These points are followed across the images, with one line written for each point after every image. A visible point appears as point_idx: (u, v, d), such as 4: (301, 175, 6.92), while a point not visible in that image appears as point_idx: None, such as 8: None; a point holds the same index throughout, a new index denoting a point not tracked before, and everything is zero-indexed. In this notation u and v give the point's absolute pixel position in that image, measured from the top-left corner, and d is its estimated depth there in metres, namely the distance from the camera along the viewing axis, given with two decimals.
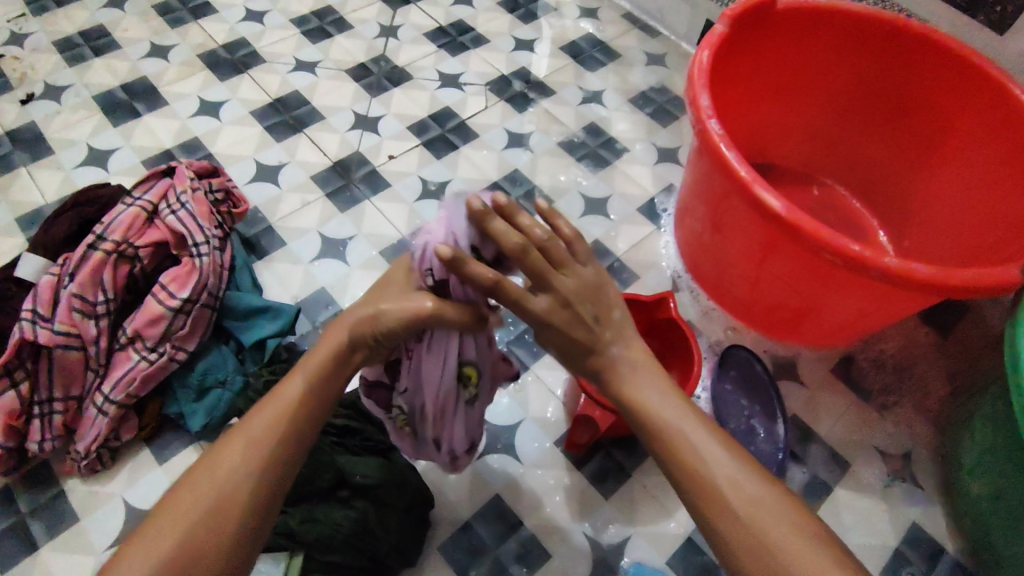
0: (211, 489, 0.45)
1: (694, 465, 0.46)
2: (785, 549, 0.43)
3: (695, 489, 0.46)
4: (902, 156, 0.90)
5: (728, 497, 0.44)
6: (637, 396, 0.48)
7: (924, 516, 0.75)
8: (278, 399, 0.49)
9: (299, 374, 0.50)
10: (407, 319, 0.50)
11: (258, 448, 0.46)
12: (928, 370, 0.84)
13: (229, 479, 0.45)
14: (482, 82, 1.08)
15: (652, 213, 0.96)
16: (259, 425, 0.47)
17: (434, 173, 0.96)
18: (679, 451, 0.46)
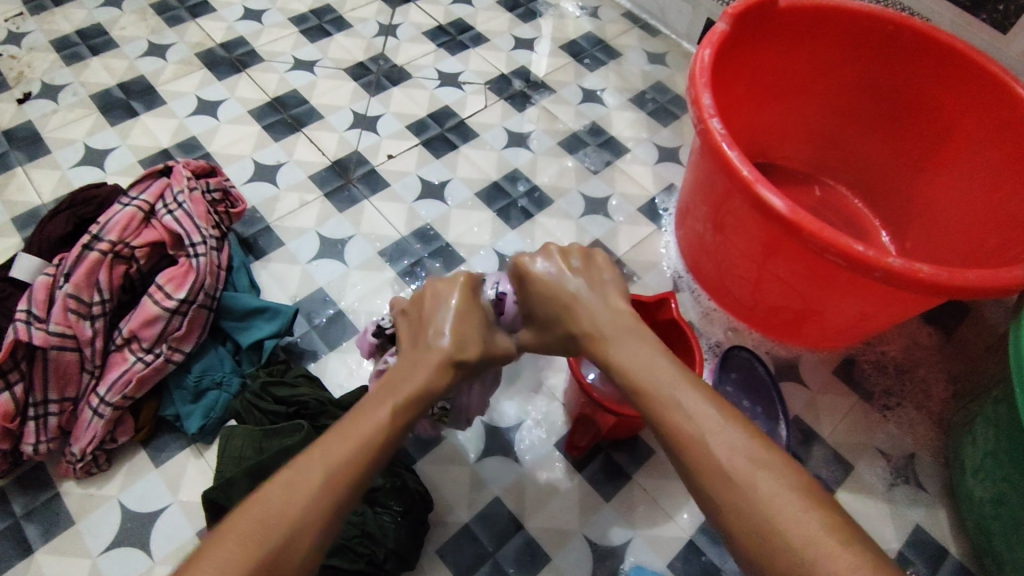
0: (290, 511, 0.40)
1: (683, 423, 0.45)
2: (756, 495, 0.41)
3: (682, 449, 0.45)
4: (905, 155, 0.89)
5: (713, 452, 0.43)
6: (619, 351, 0.51)
7: (926, 519, 0.75)
8: (361, 427, 0.45)
9: (384, 406, 0.47)
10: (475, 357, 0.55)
11: (345, 472, 0.42)
12: (931, 372, 0.84)
13: (313, 503, 0.40)
14: (482, 81, 1.08)
15: (653, 213, 0.95)
16: (347, 446, 0.43)
17: (433, 172, 0.96)
18: (664, 409, 0.46)
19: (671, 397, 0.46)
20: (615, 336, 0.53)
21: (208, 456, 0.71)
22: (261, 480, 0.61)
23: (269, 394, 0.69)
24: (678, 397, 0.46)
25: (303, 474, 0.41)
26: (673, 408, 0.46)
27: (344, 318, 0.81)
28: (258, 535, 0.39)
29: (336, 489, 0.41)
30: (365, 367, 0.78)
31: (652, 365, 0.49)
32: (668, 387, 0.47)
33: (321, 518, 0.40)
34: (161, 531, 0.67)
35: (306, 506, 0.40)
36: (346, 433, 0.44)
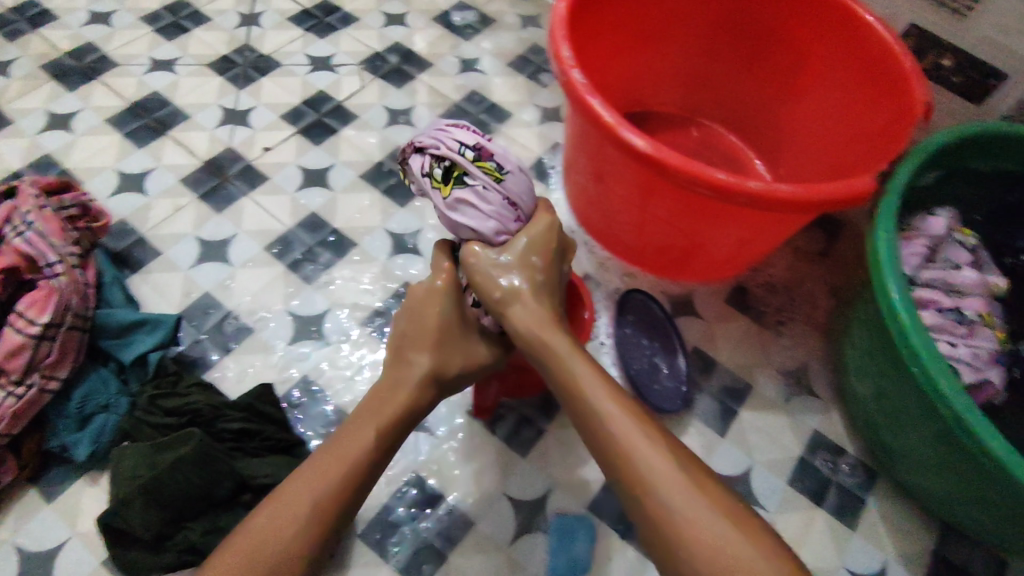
0: (276, 525, 0.51)
1: (624, 457, 0.51)
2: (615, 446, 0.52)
3: (628, 484, 0.51)
4: (769, 88, 0.93)
5: (658, 494, 0.49)
6: (523, 327, 0.60)
7: (823, 424, 0.80)
8: (345, 444, 0.56)
9: (370, 425, 0.57)
10: (439, 372, 0.61)
11: (324, 495, 0.53)
12: (814, 287, 0.88)
13: (288, 530, 0.51)
14: (355, 61, 1.05)
15: (541, 173, 0.96)
16: (320, 474, 0.54)
17: (314, 159, 0.93)
18: (586, 405, 0.55)
19: (615, 433, 0.53)
20: (550, 340, 0.58)
21: (103, 481, 0.68)
22: (155, 493, 0.58)
23: (157, 407, 0.66)
24: (620, 435, 0.52)
25: (286, 495, 0.53)
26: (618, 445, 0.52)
27: (234, 320, 0.79)
28: (265, 544, 0.50)
29: (308, 512, 0.52)
30: (265, 367, 0.76)
31: (595, 391, 0.55)
32: (593, 393, 0.55)
33: (296, 527, 0.51)
34: (62, 566, 0.63)
35: (287, 530, 0.51)
36: (312, 466, 0.55)
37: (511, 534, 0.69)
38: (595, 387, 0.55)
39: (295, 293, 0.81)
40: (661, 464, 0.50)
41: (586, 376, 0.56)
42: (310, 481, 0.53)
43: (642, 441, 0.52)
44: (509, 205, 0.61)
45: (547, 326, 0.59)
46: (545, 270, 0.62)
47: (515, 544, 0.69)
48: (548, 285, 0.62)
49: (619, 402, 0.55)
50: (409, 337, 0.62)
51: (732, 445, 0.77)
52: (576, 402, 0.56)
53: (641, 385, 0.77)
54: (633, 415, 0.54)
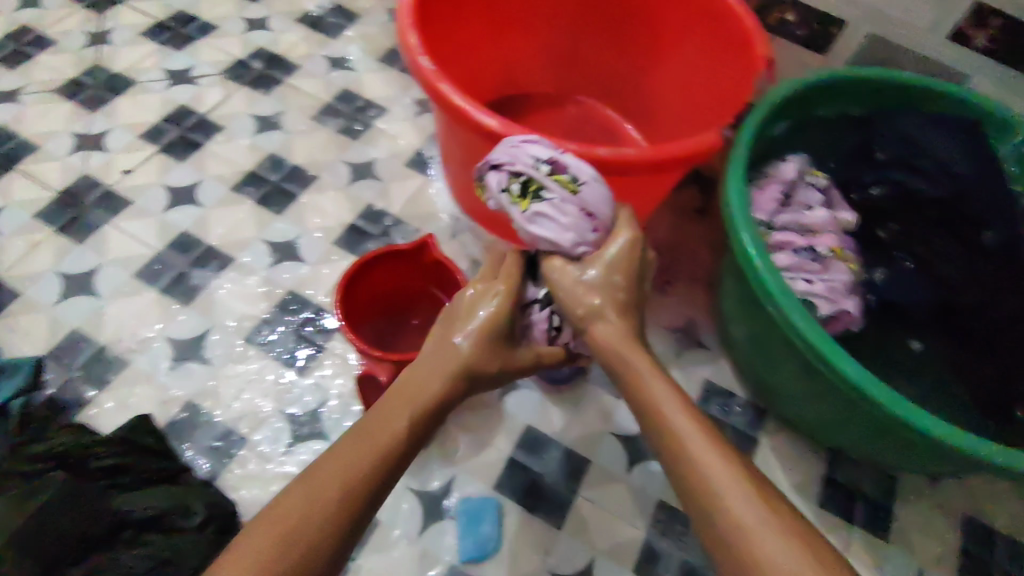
0: (306, 509, 0.46)
1: (693, 476, 0.48)
2: (687, 467, 0.49)
3: (698, 502, 0.48)
4: (632, 59, 0.95)
5: (729, 522, 0.46)
6: (603, 341, 0.56)
7: (713, 373, 0.83)
8: (380, 429, 0.51)
9: (408, 409, 0.53)
10: (471, 367, 0.56)
11: (353, 483, 0.48)
12: (694, 244, 0.92)
13: (315, 518, 0.45)
14: (217, 70, 1.01)
15: (421, 164, 0.95)
16: (356, 460, 0.49)
17: (180, 177, 0.89)
18: (659, 420, 0.52)
19: (687, 452, 0.49)
20: (624, 351, 0.55)
21: None
22: (25, 543, 0.54)
23: (22, 452, 0.62)
24: (694, 452, 0.49)
25: (314, 479, 0.47)
26: (688, 463, 0.49)
27: (107, 354, 0.75)
28: (283, 535, 0.45)
29: (339, 498, 0.47)
30: (147, 397, 0.74)
31: (669, 407, 0.52)
32: (668, 409, 0.51)
33: (327, 516, 0.46)
34: None
35: (308, 521, 0.45)
36: (340, 448, 0.49)
37: (419, 526, 0.70)
38: (667, 401, 0.52)
39: (172, 317, 0.78)
40: (734, 486, 0.47)
41: (660, 387, 0.53)
42: (345, 465, 0.48)
43: (721, 465, 0.48)
44: (586, 216, 0.56)
45: (627, 339, 0.56)
46: (627, 281, 0.57)
47: (423, 535, 0.70)
48: (631, 295, 0.57)
49: (691, 415, 0.51)
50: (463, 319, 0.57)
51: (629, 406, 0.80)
52: (647, 413, 0.53)
53: None
54: (713, 434, 0.50)
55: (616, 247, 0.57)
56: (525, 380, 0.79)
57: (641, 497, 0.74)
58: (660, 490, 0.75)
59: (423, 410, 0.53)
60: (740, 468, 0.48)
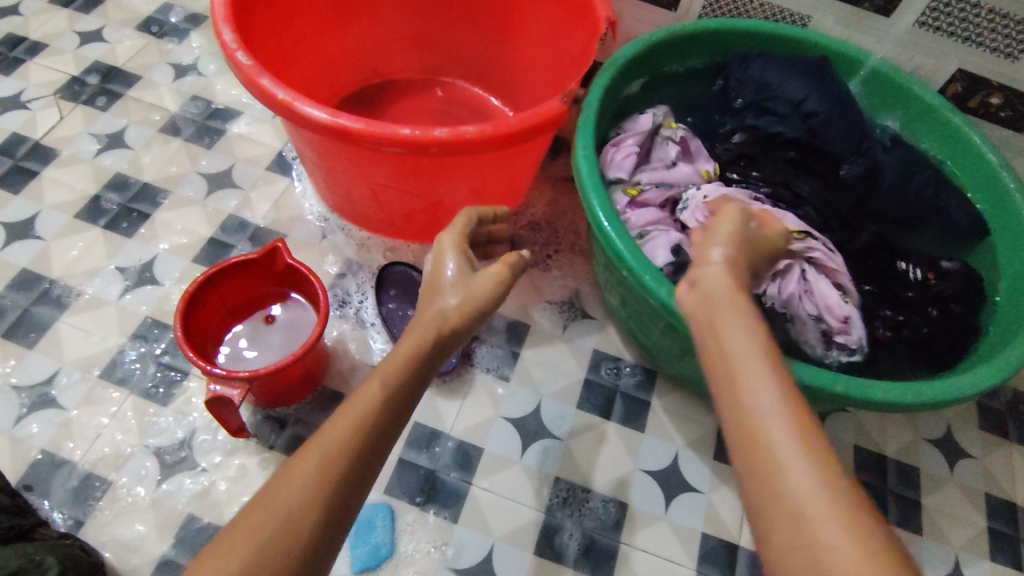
0: (283, 503, 0.39)
1: (745, 421, 0.39)
2: (747, 432, 0.39)
3: (744, 452, 0.39)
4: (487, 33, 0.92)
5: (781, 502, 0.36)
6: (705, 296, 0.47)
7: (601, 342, 0.82)
8: (359, 398, 0.44)
9: (377, 377, 0.46)
10: (467, 306, 0.52)
11: (341, 461, 0.41)
12: (572, 215, 0.91)
13: (296, 505, 0.39)
14: (50, 92, 0.94)
15: (283, 167, 0.91)
16: (324, 446, 0.42)
17: (16, 211, 0.83)
18: (732, 373, 0.41)
19: (750, 401, 0.39)
20: (718, 307, 0.45)
21: None
22: None
23: None
24: (766, 403, 0.39)
25: (299, 462, 0.41)
26: (749, 412, 0.39)
27: None
28: (266, 530, 0.38)
29: (317, 483, 0.40)
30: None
31: (745, 359, 0.41)
32: (743, 359, 0.41)
33: (308, 504, 0.39)
34: None
35: (275, 526, 0.38)
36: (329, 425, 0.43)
37: None
38: (742, 342, 0.42)
39: (17, 362, 0.73)
40: (800, 452, 0.37)
41: (737, 327, 0.43)
42: (315, 452, 0.41)
43: (786, 430, 0.38)
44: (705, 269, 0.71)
45: (728, 288, 0.46)
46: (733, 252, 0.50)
47: None
48: (736, 253, 0.50)
49: (773, 367, 0.41)
50: (437, 280, 0.54)
51: (517, 387, 0.78)
52: (709, 350, 0.44)
53: None
54: (782, 373, 0.41)
55: (720, 249, 0.50)
56: None
57: (535, 476, 0.73)
58: (555, 466, 0.74)
59: (400, 374, 0.46)
60: (804, 428, 0.38)
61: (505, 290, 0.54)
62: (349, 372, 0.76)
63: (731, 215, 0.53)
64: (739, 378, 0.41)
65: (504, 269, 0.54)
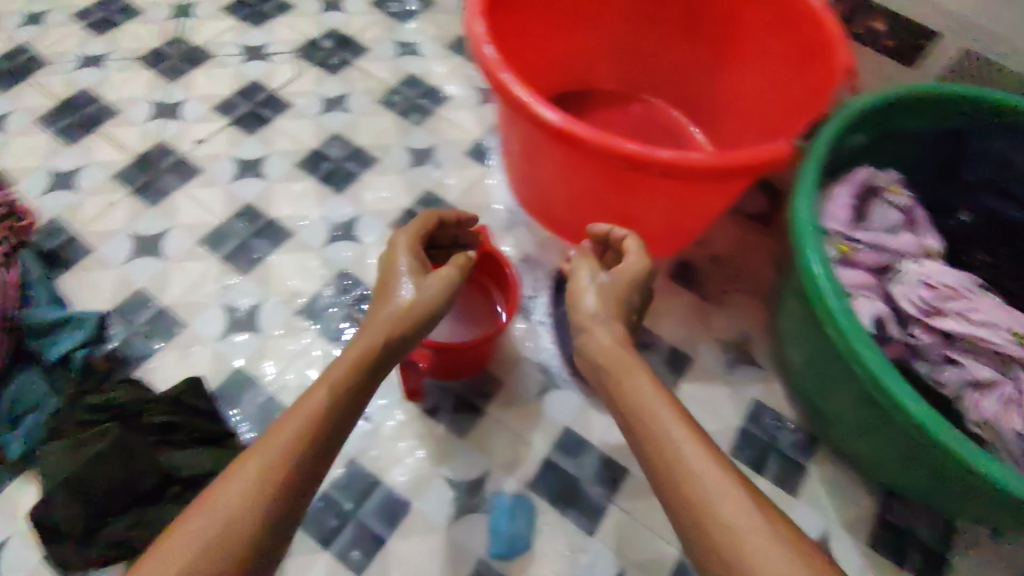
0: (223, 514, 0.44)
1: (666, 460, 0.50)
2: (681, 470, 0.48)
3: (672, 487, 0.49)
4: (706, 60, 0.92)
5: (714, 526, 0.45)
6: (601, 356, 0.58)
7: (764, 393, 0.80)
8: (305, 408, 0.51)
9: (323, 388, 0.52)
10: (425, 308, 0.58)
11: (273, 473, 0.47)
12: (753, 257, 0.89)
13: (230, 513, 0.44)
14: (290, 49, 1.03)
15: (479, 154, 0.95)
16: (273, 459, 0.47)
17: (248, 150, 0.92)
18: (647, 424, 0.52)
19: (679, 458, 0.49)
20: (617, 366, 0.57)
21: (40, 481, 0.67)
22: (84, 484, 0.59)
23: (82, 403, 0.65)
24: (687, 454, 0.49)
25: (234, 477, 0.46)
26: (677, 459, 0.49)
27: (169, 313, 0.78)
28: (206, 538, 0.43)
29: (257, 490, 0.46)
30: (204, 358, 0.76)
31: (664, 413, 0.52)
32: (658, 411, 0.52)
33: (247, 513, 0.45)
34: None
35: (224, 530, 0.44)
36: (262, 445, 0.48)
37: (449, 514, 0.70)
38: (656, 406, 0.53)
39: (229, 285, 0.81)
40: (723, 492, 0.47)
41: (644, 390, 0.54)
42: (256, 466, 0.47)
43: (697, 451, 0.49)
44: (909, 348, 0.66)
45: (618, 350, 0.58)
46: (602, 303, 0.61)
47: (453, 524, 0.69)
48: (609, 289, 0.62)
49: (685, 423, 0.52)
50: (385, 296, 0.60)
51: None
52: (622, 407, 0.55)
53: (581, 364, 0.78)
54: (695, 428, 0.52)
55: (591, 298, 0.62)
56: (568, 381, 0.78)
57: None
58: None
59: (338, 386, 0.53)
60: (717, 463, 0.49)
61: (458, 288, 0.61)
62: (512, 363, 0.78)
63: (584, 274, 0.65)
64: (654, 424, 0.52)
65: (451, 270, 0.60)
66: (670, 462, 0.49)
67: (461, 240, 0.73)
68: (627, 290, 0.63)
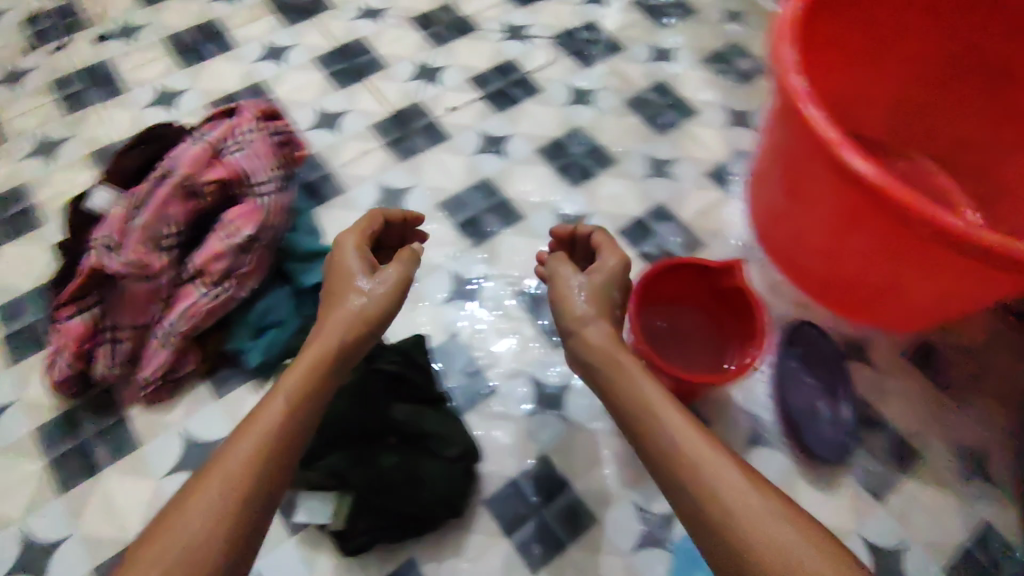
0: (182, 540, 0.42)
1: (709, 494, 0.46)
2: (719, 504, 0.45)
3: (713, 518, 0.45)
4: (1014, 136, 0.76)
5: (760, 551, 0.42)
6: (629, 388, 0.54)
7: (998, 516, 0.71)
8: (257, 425, 0.48)
9: (279, 398, 0.50)
10: (364, 311, 0.56)
11: (235, 491, 0.44)
12: (1011, 360, 0.79)
13: (193, 536, 0.42)
14: (549, 35, 1.04)
15: (720, 177, 0.91)
16: (236, 461, 0.45)
17: (495, 127, 0.94)
18: (671, 451, 0.49)
19: (717, 485, 0.46)
20: (655, 400, 0.52)
21: (266, 392, 0.72)
22: None
23: None
24: (681, 445, 0.49)
25: (195, 497, 0.44)
26: (724, 492, 0.46)
27: None
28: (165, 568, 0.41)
29: (217, 507, 0.43)
30: (428, 318, 0.78)
31: (685, 440, 0.49)
32: (684, 439, 0.49)
33: (213, 536, 0.42)
34: None
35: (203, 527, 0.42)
36: (225, 459, 0.46)
37: (634, 542, 0.66)
38: (678, 432, 0.50)
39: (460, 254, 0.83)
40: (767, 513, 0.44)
41: (671, 415, 0.51)
42: (216, 481, 0.44)
43: (734, 477, 0.46)
44: None
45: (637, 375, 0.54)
46: (607, 321, 0.59)
47: (636, 554, 0.66)
48: (595, 291, 0.61)
49: (710, 444, 0.49)
50: (337, 296, 0.57)
51: (885, 514, 0.70)
52: (648, 434, 0.51)
53: (800, 425, 0.73)
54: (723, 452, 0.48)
55: (582, 301, 0.60)
56: (778, 440, 0.73)
57: None
58: None
59: (300, 398, 0.50)
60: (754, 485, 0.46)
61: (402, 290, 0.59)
62: (723, 405, 0.75)
63: (562, 272, 0.63)
64: (683, 452, 0.48)
65: (401, 276, 0.59)
66: (674, 459, 0.49)
67: (409, 240, 0.72)
68: (637, 335, 0.58)
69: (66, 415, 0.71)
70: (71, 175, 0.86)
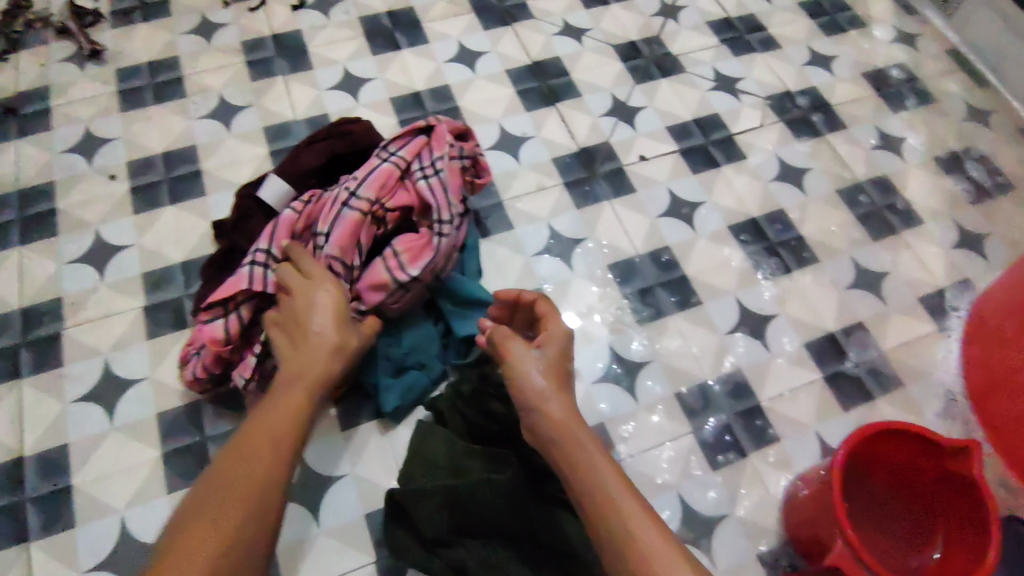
0: (221, 515, 0.44)
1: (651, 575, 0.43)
2: None
3: None
4: None
5: None
6: (569, 456, 0.50)
7: None
8: (273, 417, 0.51)
9: (290, 401, 0.52)
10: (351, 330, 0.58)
11: (266, 468, 0.48)
12: None
13: (233, 511, 0.45)
14: (763, 94, 0.93)
15: (936, 309, 0.79)
16: (265, 446, 0.49)
17: (687, 190, 0.84)
18: (611, 525, 0.46)
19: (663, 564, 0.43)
20: (597, 469, 0.48)
21: (394, 438, 0.67)
22: (458, 505, 0.56)
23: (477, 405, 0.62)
24: (611, 489, 0.47)
25: (228, 477, 0.47)
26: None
27: None
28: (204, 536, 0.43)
29: (253, 486, 0.46)
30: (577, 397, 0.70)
31: (630, 511, 0.46)
32: (626, 508, 0.46)
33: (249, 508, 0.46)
34: (333, 501, 0.64)
35: (248, 514, 0.45)
36: (247, 444, 0.49)
37: None
38: (621, 496, 0.47)
39: (624, 329, 0.75)
40: None
41: (612, 481, 0.48)
42: (245, 461, 0.48)
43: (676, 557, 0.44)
44: None
45: (573, 438, 0.50)
46: (561, 397, 0.53)
47: None
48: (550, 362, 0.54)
49: (653, 521, 0.46)
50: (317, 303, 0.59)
51: None
52: (592, 511, 0.47)
53: None
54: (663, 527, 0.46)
55: (540, 369, 0.54)
56: None
57: None
58: None
59: (306, 397, 0.53)
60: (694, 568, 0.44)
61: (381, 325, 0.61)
62: None
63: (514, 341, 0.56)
64: (627, 530, 0.45)
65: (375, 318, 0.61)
66: (602, 517, 0.46)
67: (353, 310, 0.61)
68: (563, 409, 0.52)
69: (191, 404, 0.68)
70: (244, 147, 0.83)
